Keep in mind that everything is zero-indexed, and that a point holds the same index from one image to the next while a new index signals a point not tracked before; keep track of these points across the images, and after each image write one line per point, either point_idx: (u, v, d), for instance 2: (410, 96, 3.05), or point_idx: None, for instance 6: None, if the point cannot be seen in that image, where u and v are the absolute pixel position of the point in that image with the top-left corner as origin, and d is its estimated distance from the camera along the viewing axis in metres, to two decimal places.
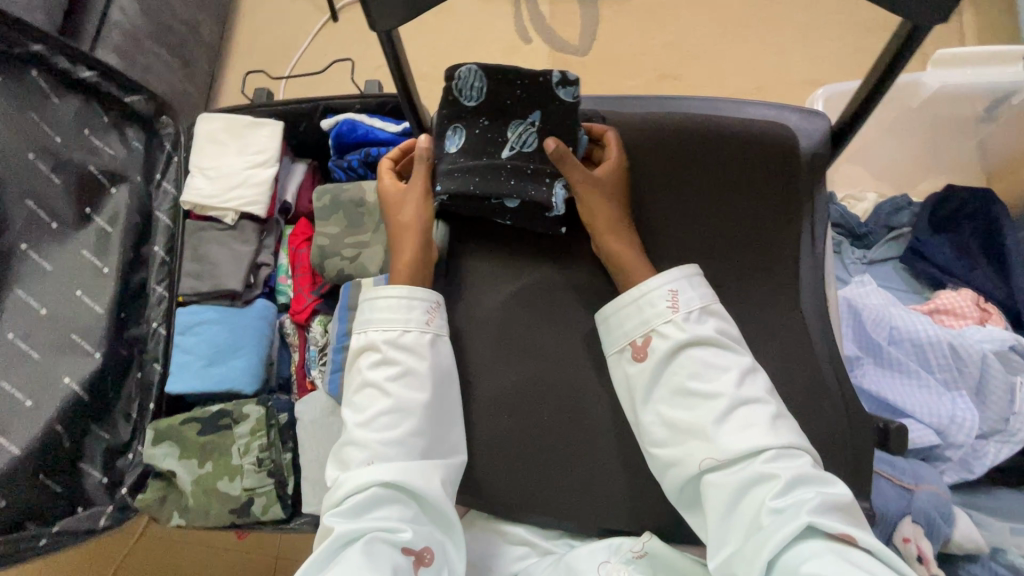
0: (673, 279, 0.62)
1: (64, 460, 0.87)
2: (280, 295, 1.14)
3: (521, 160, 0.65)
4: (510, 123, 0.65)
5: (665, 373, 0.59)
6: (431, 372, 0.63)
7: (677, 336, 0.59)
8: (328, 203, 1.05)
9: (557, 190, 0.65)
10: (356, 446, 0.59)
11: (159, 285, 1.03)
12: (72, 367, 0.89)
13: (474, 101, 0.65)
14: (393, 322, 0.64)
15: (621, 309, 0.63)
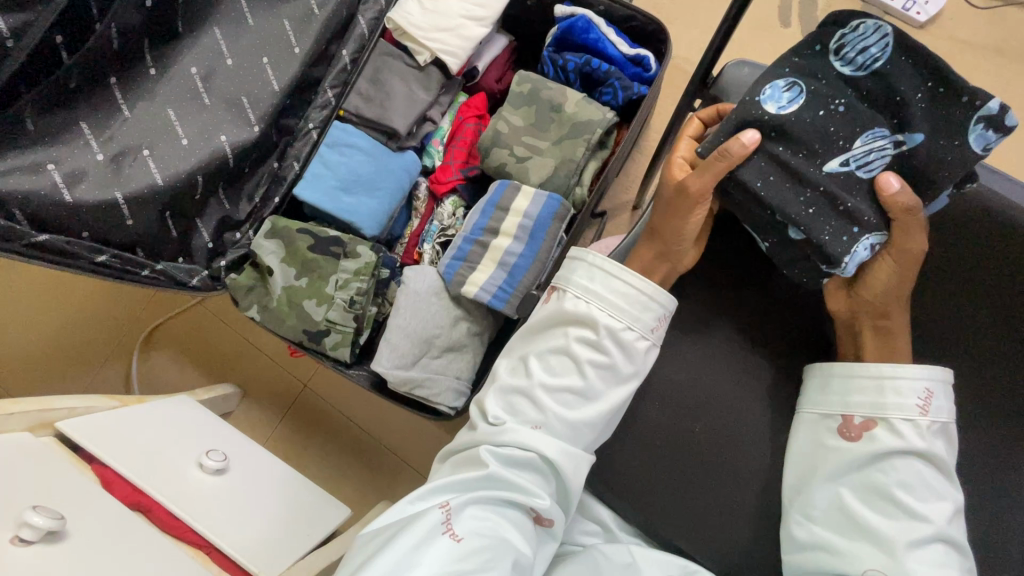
0: (932, 379, 0.59)
1: (188, 209, 0.86)
2: (427, 157, 1.09)
3: (846, 186, 0.60)
4: (867, 131, 0.59)
5: (869, 466, 0.60)
6: (630, 379, 0.64)
7: (911, 440, 0.58)
8: (526, 92, 0.97)
9: (860, 248, 0.60)
10: (532, 404, 0.63)
11: (331, 90, 0.98)
12: (231, 128, 0.86)
13: (848, 68, 0.59)
14: (621, 314, 0.64)
15: (854, 376, 0.61)
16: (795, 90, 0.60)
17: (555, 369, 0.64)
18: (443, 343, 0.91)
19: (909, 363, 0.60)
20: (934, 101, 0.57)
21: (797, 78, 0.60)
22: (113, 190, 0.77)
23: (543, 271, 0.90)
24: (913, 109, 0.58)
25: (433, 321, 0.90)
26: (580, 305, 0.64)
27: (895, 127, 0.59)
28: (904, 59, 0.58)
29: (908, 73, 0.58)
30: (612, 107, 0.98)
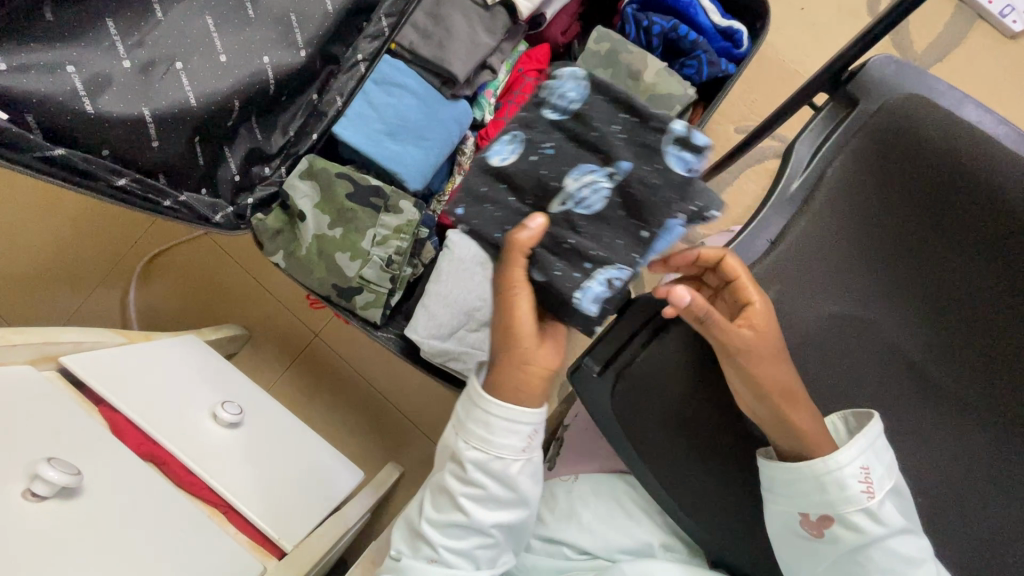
0: (865, 450, 0.48)
1: (219, 135, 0.77)
2: (476, 108, 1.00)
3: (577, 224, 0.58)
4: (576, 166, 0.58)
5: (849, 558, 0.51)
6: (515, 498, 0.59)
7: (870, 528, 0.49)
8: (603, 52, 0.88)
9: (586, 286, 0.58)
10: (424, 546, 0.59)
11: (385, 19, 0.87)
12: (276, 50, 0.76)
13: (558, 114, 0.58)
14: (490, 444, 0.56)
15: (798, 473, 0.50)
16: (516, 142, 0.59)
17: (439, 508, 0.60)
18: (483, 317, 0.85)
19: (850, 444, 0.48)
20: (631, 132, 0.57)
21: (516, 128, 0.59)
22: (140, 104, 0.67)
23: None
24: (613, 138, 0.57)
25: (476, 293, 0.84)
26: (453, 438, 0.59)
27: (604, 159, 0.57)
28: (601, 97, 0.58)
29: (605, 109, 0.57)
30: (693, 82, 0.89)
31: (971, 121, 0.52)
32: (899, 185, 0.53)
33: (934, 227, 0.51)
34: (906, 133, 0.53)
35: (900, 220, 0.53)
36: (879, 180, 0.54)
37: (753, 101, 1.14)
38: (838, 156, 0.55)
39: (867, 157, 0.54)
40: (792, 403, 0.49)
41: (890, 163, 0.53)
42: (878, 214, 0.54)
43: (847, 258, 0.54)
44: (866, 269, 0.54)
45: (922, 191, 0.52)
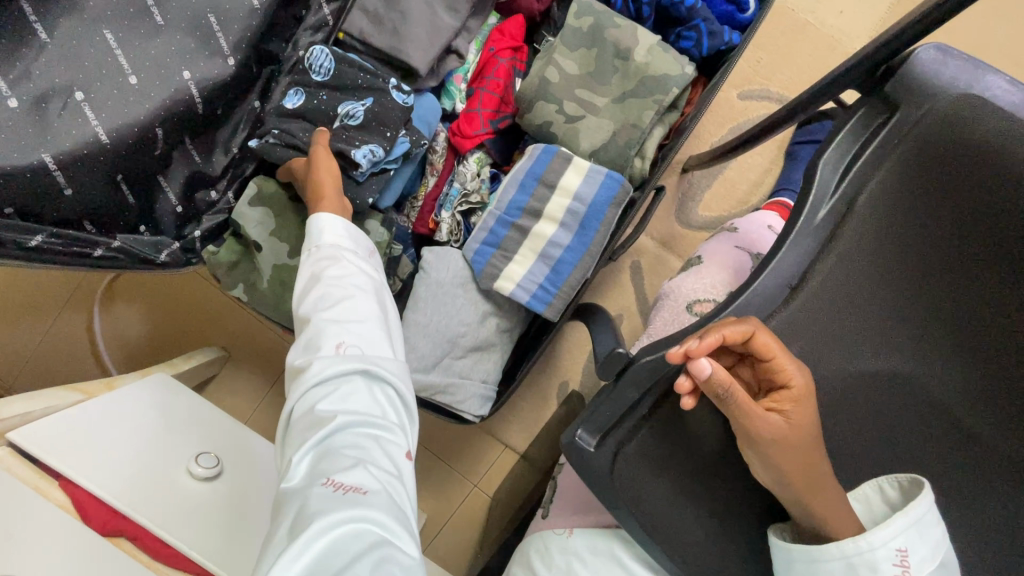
0: (902, 531, 0.40)
1: (148, 168, 0.66)
2: (446, 98, 0.87)
3: (365, 133, 0.74)
4: (343, 100, 0.75)
5: None
6: (376, 301, 0.63)
7: None
8: (586, 28, 0.75)
9: (363, 149, 0.73)
10: (326, 388, 0.55)
11: (327, 5, 0.76)
12: (197, 60, 0.64)
13: (320, 76, 0.74)
14: (345, 254, 0.65)
15: (821, 557, 0.42)
16: (295, 94, 0.74)
17: (310, 346, 0.58)
18: (468, 343, 0.78)
19: (886, 521, 0.40)
20: (370, 77, 0.76)
21: (299, 85, 0.74)
22: (38, 149, 0.56)
23: (592, 267, 0.76)
24: (354, 81, 0.75)
25: (458, 318, 0.77)
26: (313, 276, 0.63)
27: (357, 96, 0.75)
28: (349, 66, 0.75)
29: (350, 70, 0.75)
30: (693, 56, 0.77)
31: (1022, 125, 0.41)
32: (958, 211, 0.42)
33: (1002, 265, 0.41)
34: (966, 146, 0.42)
35: (961, 256, 0.42)
36: (930, 205, 0.44)
37: (760, 61, 1.00)
38: (873, 176, 0.46)
39: (911, 177, 0.45)
40: (818, 492, 0.41)
41: (945, 184, 0.43)
42: (928, 250, 0.44)
43: (887, 302, 0.45)
44: (911, 318, 0.45)
45: (987, 222, 0.41)
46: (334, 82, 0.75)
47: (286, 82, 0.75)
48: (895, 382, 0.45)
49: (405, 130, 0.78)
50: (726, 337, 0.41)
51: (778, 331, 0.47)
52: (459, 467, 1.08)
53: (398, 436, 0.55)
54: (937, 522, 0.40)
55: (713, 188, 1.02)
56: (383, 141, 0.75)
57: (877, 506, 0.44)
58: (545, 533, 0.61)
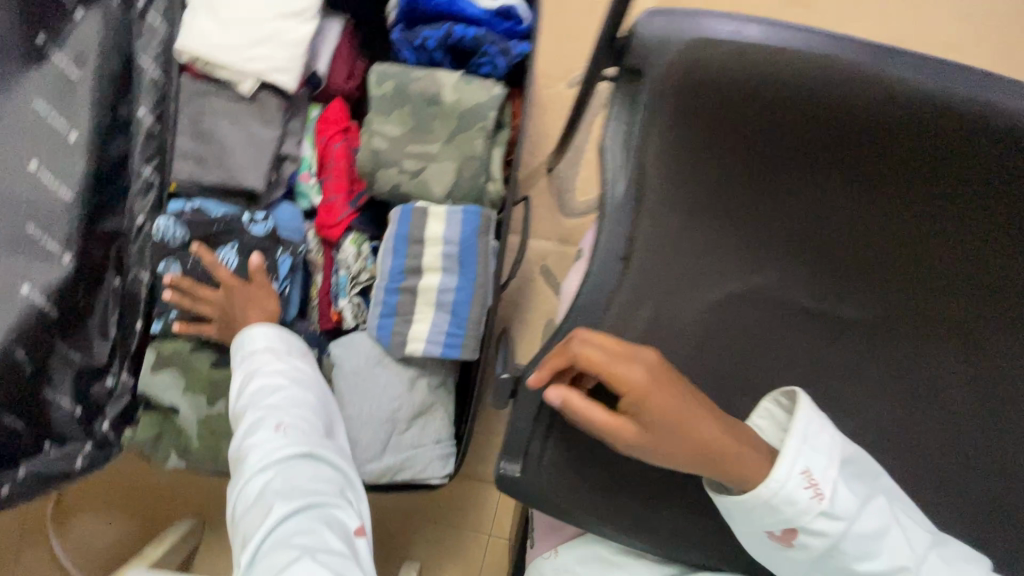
0: (800, 455, 0.47)
1: (24, 390, 0.65)
2: (302, 199, 0.89)
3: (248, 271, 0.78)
4: (216, 249, 0.78)
5: (829, 555, 0.49)
6: (309, 388, 0.68)
7: (832, 527, 0.48)
8: (391, 92, 0.79)
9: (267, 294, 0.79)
10: (269, 480, 0.58)
11: (147, 166, 0.77)
12: (31, 270, 0.65)
13: (180, 238, 0.77)
14: (272, 349, 0.70)
15: (747, 503, 0.47)
16: (169, 263, 0.76)
17: (251, 441, 0.61)
18: (408, 413, 0.78)
19: (780, 457, 0.47)
20: (224, 221, 0.79)
21: (168, 255, 0.76)
22: None
23: (488, 295, 0.78)
24: (212, 230, 0.78)
25: (387, 396, 0.77)
26: (245, 377, 0.67)
27: (222, 242, 0.79)
28: (199, 219, 0.78)
29: (202, 220, 0.78)
30: (497, 77, 0.82)
31: (729, 48, 0.47)
32: (709, 142, 0.51)
33: (740, 168, 0.51)
34: (700, 81, 0.49)
35: (744, 177, 0.51)
36: (715, 153, 0.51)
37: (572, 49, 1.07)
38: (645, 139, 0.51)
39: (684, 138, 0.50)
40: (704, 449, 0.47)
41: (706, 126, 0.50)
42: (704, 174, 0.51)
43: (729, 237, 0.52)
44: (752, 245, 0.52)
45: (725, 142, 0.50)
46: (190, 237, 0.77)
47: (149, 253, 0.76)
48: (743, 299, 0.53)
49: (281, 246, 0.80)
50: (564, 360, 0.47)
51: (628, 298, 0.50)
52: (466, 524, 1.07)
53: (348, 513, 0.58)
54: (818, 430, 0.47)
55: (581, 173, 1.07)
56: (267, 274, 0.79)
57: (774, 430, 0.50)
58: (534, 563, 0.59)
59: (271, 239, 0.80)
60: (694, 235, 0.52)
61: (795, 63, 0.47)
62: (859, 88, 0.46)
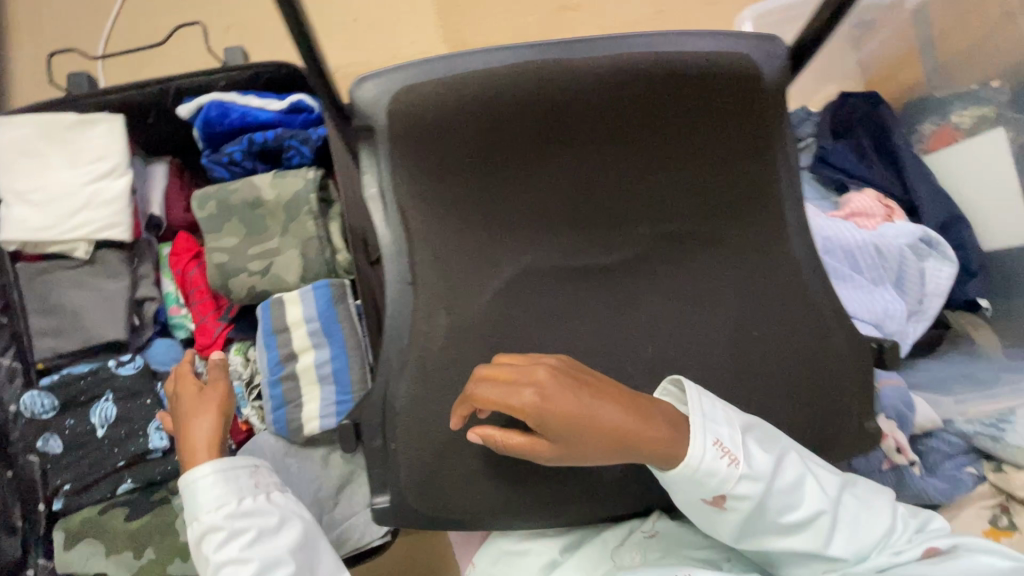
0: (706, 425, 0.51)
1: None
2: (178, 331, 0.93)
3: (134, 415, 0.79)
4: (92, 408, 0.78)
5: (756, 511, 0.53)
6: (276, 546, 0.59)
7: (754, 485, 0.51)
8: (216, 210, 0.85)
9: (153, 433, 0.78)
10: None
11: (6, 358, 0.81)
12: None
13: (49, 410, 0.77)
14: (222, 502, 0.59)
15: (673, 479, 0.50)
16: (48, 439, 0.76)
17: None
18: (331, 489, 0.80)
19: (692, 436, 0.50)
20: (92, 377, 0.79)
21: (44, 431, 0.76)
22: None
23: (365, 354, 0.83)
24: (82, 391, 0.78)
25: (304, 481, 0.80)
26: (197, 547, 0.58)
27: (97, 398, 0.79)
28: (65, 385, 0.78)
29: (70, 386, 0.78)
30: (309, 163, 0.90)
31: (422, 86, 0.53)
32: (448, 168, 0.55)
33: (484, 180, 0.55)
34: (415, 121, 0.54)
35: (494, 186, 0.56)
36: (462, 169, 0.55)
37: None
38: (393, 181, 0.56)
39: (431, 162, 0.55)
40: (623, 442, 0.47)
41: (439, 154, 0.55)
42: (455, 194, 0.56)
43: (499, 237, 0.56)
44: (522, 237, 0.56)
45: (461, 163, 0.55)
46: (61, 407, 0.78)
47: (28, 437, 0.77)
48: (535, 274, 0.56)
49: (160, 382, 0.83)
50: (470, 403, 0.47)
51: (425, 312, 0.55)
52: None
53: None
54: (710, 399, 0.52)
55: None
56: (151, 411, 0.80)
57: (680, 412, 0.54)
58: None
59: (147, 376, 0.82)
60: (468, 243, 0.56)
61: (482, 82, 0.52)
62: (566, 78, 0.52)
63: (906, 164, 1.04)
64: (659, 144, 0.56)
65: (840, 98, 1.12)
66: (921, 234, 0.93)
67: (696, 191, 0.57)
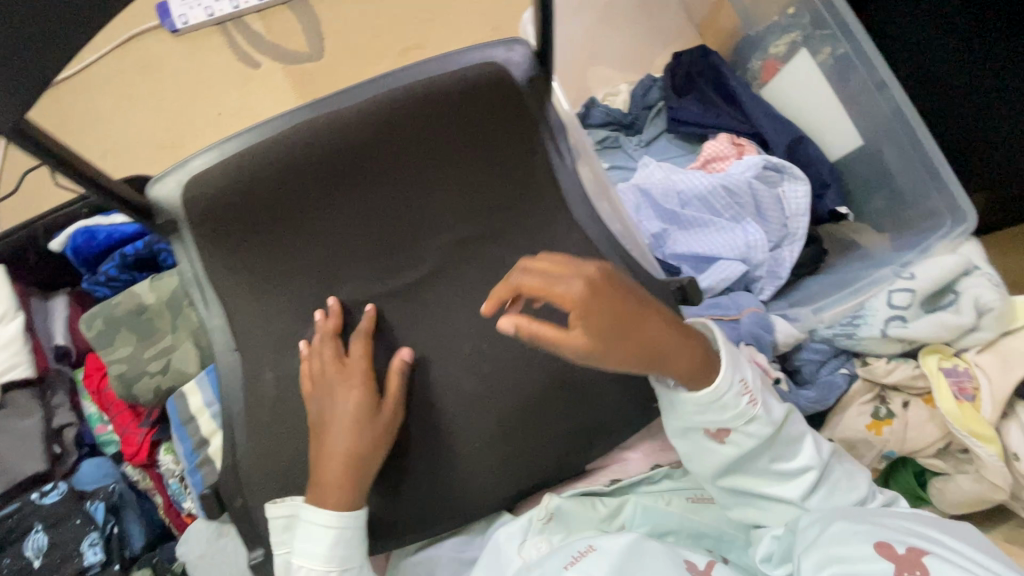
0: (740, 369, 0.57)
1: None
2: (108, 446, 0.97)
3: (66, 538, 0.83)
4: (27, 541, 0.83)
5: (751, 452, 0.59)
6: None
7: (763, 428, 0.58)
8: (103, 326, 0.89)
9: (86, 549, 0.83)
10: None
11: None
12: None
13: None
14: (335, 559, 0.60)
15: (689, 398, 0.57)
16: None
17: None
18: None
19: (720, 368, 0.57)
20: (22, 512, 0.84)
21: None
22: None
23: None
24: (14, 528, 0.83)
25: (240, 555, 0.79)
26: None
27: (30, 531, 0.83)
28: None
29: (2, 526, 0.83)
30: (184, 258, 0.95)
31: (188, 182, 0.56)
32: (239, 246, 0.59)
33: (274, 245, 0.60)
34: (194, 216, 0.58)
35: (285, 249, 0.60)
36: (267, 231, 0.59)
37: None
38: (200, 268, 0.60)
39: (224, 244, 0.59)
40: (649, 355, 0.53)
41: (229, 236, 0.59)
42: (255, 263, 0.60)
43: (316, 281, 0.62)
44: (336, 273, 0.62)
45: (249, 238, 0.59)
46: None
47: None
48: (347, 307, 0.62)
49: (89, 499, 0.87)
50: (512, 288, 0.52)
51: (249, 364, 0.59)
52: None
53: None
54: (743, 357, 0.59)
55: None
56: (82, 529, 0.84)
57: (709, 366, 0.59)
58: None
59: (75, 497, 0.86)
60: (283, 295, 0.61)
61: (241, 163, 0.56)
62: (311, 141, 0.56)
63: (745, 101, 1.09)
64: (440, 159, 0.61)
65: (674, 57, 1.17)
66: (764, 163, 0.97)
67: (466, 193, 0.63)
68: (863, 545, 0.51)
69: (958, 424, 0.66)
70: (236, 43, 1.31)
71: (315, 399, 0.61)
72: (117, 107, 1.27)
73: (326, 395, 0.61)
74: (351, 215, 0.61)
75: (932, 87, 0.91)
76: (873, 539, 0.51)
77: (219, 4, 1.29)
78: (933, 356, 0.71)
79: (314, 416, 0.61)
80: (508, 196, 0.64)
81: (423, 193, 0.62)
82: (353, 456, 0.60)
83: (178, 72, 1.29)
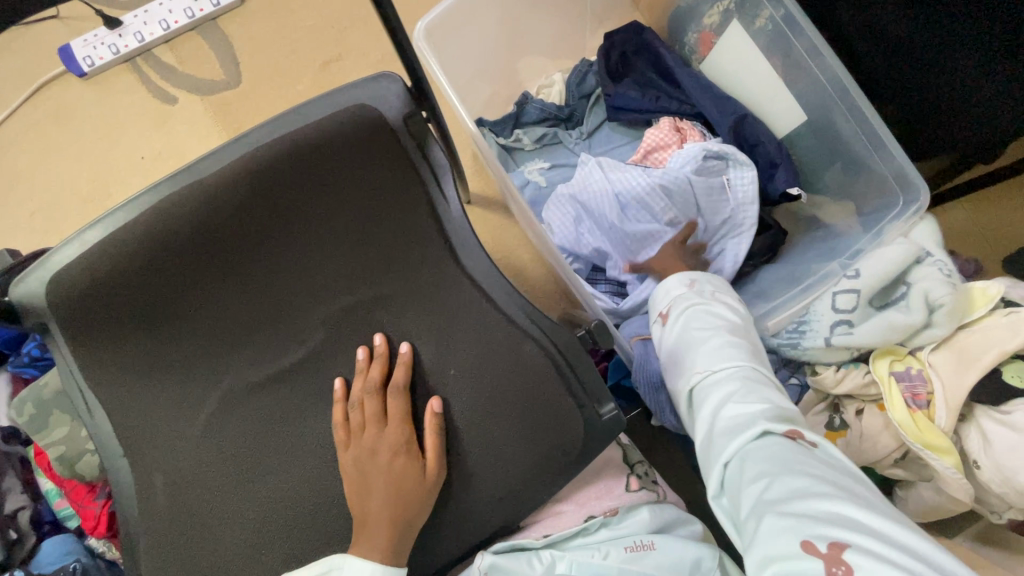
0: (693, 275, 0.72)
1: None
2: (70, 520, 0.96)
3: None
4: None
5: (688, 327, 0.64)
6: None
7: (691, 302, 0.67)
8: (34, 410, 0.87)
9: None
10: None
11: None
12: None
13: None
14: None
15: (662, 290, 0.72)
16: None
17: None
18: None
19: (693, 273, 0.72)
20: None
21: None
22: None
23: None
24: None
25: None
26: None
27: None
28: None
29: None
30: None
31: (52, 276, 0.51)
32: (113, 339, 0.54)
33: (155, 335, 0.55)
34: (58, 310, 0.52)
35: (167, 337, 0.55)
36: (143, 320, 0.54)
37: None
38: (71, 370, 0.54)
39: (92, 342, 0.53)
40: None
41: (100, 330, 0.53)
42: (135, 356, 0.55)
43: (198, 369, 0.57)
44: (218, 360, 0.57)
45: (125, 329, 0.54)
46: None
47: None
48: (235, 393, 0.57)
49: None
50: None
51: (141, 466, 0.56)
52: None
53: None
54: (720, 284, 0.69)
55: None
56: None
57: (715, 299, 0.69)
58: None
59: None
60: (164, 388, 0.56)
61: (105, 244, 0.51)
62: (182, 215, 0.52)
63: (684, 80, 1.01)
64: (318, 218, 0.56)
65: (606, 36, 1.06)
66: (703, 151, 0.90)
67: (356, 253, 0.58)
68: (785, 540, 0.42)
69: (911, 437, 0.61)
70: (148, 78, 1.24)
71: (351, 443, 0.57)
72: (37, 162, 1.22)
73: (361, 436, 0.57)
74: (235, 291, 0.56)
75: (874, 46, 0.82)
76: (796, 534, 0.42)
77: (123, 40, 1.22)
78: (885, 360, 0.67)
79: (353, 454, 0.56)
80: (396, 252, 0.59)
81: (309, 258, 0.57)
82: (394, 493, 0.55)
83: (94, 116, 1.23)
